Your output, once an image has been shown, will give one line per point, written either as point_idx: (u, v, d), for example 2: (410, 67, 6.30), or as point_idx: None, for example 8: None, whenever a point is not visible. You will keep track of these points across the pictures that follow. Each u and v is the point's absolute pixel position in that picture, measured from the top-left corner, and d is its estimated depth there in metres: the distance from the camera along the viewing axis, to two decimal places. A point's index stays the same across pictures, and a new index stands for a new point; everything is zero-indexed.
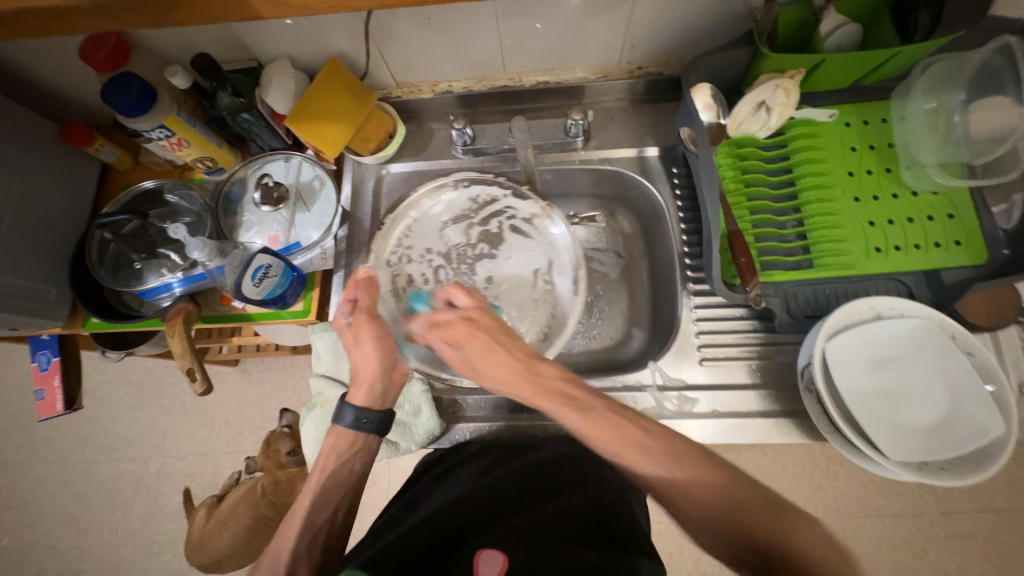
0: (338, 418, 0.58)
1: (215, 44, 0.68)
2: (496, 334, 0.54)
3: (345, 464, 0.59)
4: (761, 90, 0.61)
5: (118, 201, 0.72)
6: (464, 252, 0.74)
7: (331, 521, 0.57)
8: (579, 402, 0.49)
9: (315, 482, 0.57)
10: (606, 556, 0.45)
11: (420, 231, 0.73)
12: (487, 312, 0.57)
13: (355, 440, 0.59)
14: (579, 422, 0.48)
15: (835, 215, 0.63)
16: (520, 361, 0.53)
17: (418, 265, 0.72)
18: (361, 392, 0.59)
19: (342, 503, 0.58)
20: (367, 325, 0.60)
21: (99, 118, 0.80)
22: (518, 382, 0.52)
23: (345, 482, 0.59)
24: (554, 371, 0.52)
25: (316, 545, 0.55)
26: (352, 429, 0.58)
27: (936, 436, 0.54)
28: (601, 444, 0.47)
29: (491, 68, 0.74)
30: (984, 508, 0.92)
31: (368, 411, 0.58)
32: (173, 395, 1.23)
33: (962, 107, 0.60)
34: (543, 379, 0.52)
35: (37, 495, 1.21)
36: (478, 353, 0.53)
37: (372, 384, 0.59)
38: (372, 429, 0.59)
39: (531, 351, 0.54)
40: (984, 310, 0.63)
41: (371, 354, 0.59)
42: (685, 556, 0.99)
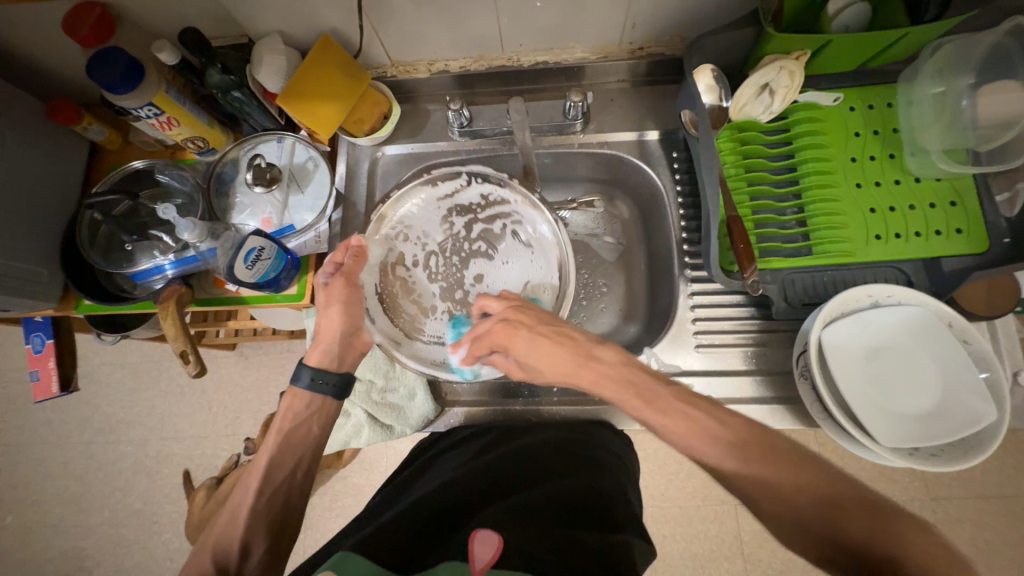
0: (294, 378, 0.60)
1: (202, 17, 0.66)
2: (538, 327, 0.54)
3: (304, 424, 0.60)
4: (765, 72, 0.59)
5: (108, 180, 0.71)
6: (458, 245, 0.71)
7: (291, 479, 0.58)
8: (642, 388, 0.47)
9: (273, 439, 0.58)
10: (601, 539, 0.46)
11: (422, 212, 0.70)
12: (522, 308, 0.57)
13: (312, 402, 0.60)
14: (647, 410, 0.46)
15: (836, 201, 0.63)
16: (573, 348, 0.52)
17: (412, 244, 0.69)
18: (317, 352, 0.61)
19: (302, 462, 0.60)
20: (341, 290, 0.61)
21: (85, 95, 0.78)
22: (578, 372, 0.51)
23: (301, 445, 0.60)
24: (613, 356, 0.50)
25: (276, 504, 0.56)
26: (308, 390, 0.60)
27: (927, 423, 0.55)
28: (663, 430, 0.44)
29: (488, 48, 0.72)
30: (973, 494, 0.94)
31: (324, 373, 0.60)
32: (170, 379, 1.24)
33: (970, 91, 0.58)
34: (602, 365, 0.50)
35: (37, 475, 1.22)
36: (527, 349, 0.53)
37: (329, 346, 0.60)
38: (331, 390, 0.60)
39: (583, 337, 0.53)
40: (982, 300, 0.62)
41: (335, 318, 0.60)
42: (678, 539, 1.01)
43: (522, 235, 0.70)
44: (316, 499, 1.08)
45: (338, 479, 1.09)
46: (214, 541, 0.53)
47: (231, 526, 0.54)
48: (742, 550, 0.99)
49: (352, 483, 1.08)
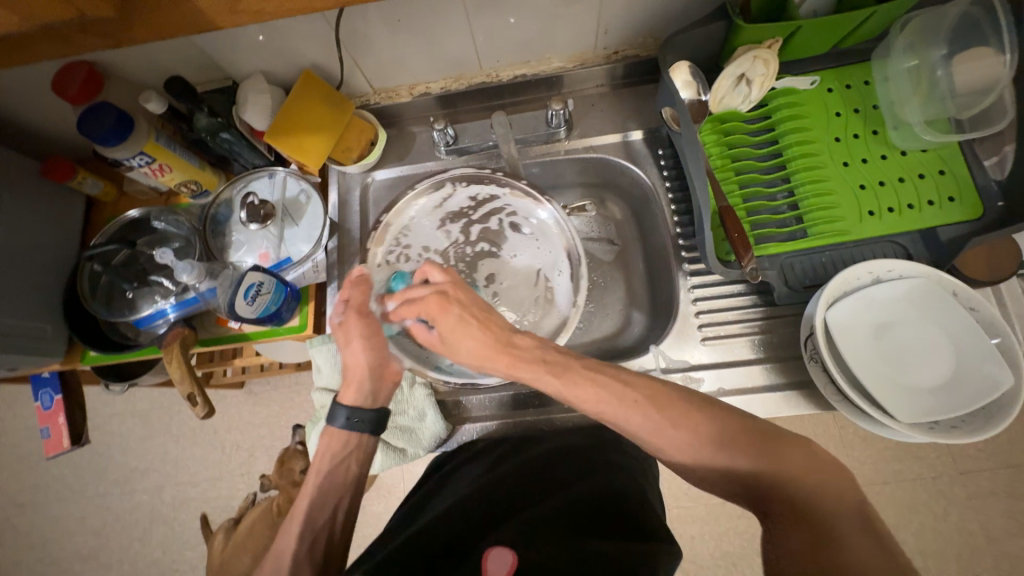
0: (330, 420, 0.60)
1: (187, 65, 0.68)
2: (470, 310, 0.56)
3: (342, 465, 0.59)
4: (739, 63, 0.61)
5: (105, 232, 0.72)
6: (462, 249, 0.74)
7: (333, 520, 0.58)
8: (555, 364, 0.52)
9: (312, 482, 0.58)
10: (620, 546, 0.45)
11: (416, 231, 0.72)
12: (460, 284, 0.58)
13: (348, 440, 0.60)
14: (556, 382, 0.51)
15: (826, 182, 0.63)
16: (492, 334, 0.54)
17: (416, 260, 0.72)
18: (351, 390, 0.60)
19: (342, 502, 0.59)
20: (356, 324, 0.60)
21: (78, 151, 0.80)
22: (493, 354, 0.54)
23: (342, 485, 0.59)
24: (528, 341, 0.54)
25: (319, 548, 0.56)
26: (345, 430, 0.59)
27: (943, 396, 0.54)
28: (581, 401, 0.50)
29: (467, 66, 0.73)
30: (1002, 464, 0.92)
31: (359, 410, 0.60)
32: (181, 423, 1.23)
33: (944, 62, 0.59)
34: (518, 351, 0.53)
35: (54, 534, 1.20)
36: (451, 326, 0.55)
37: (361, 383, 0.60)
38: (368, 428, 0.60)
39: (503, 323, 0.56)
40: (984, 265, 0.62)
41: (360, 354, 0.60)
42: (707, 538, 0.99)
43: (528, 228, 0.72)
44: None
45: None
46: None
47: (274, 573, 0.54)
48: None
49: (371, 512, 1.07)
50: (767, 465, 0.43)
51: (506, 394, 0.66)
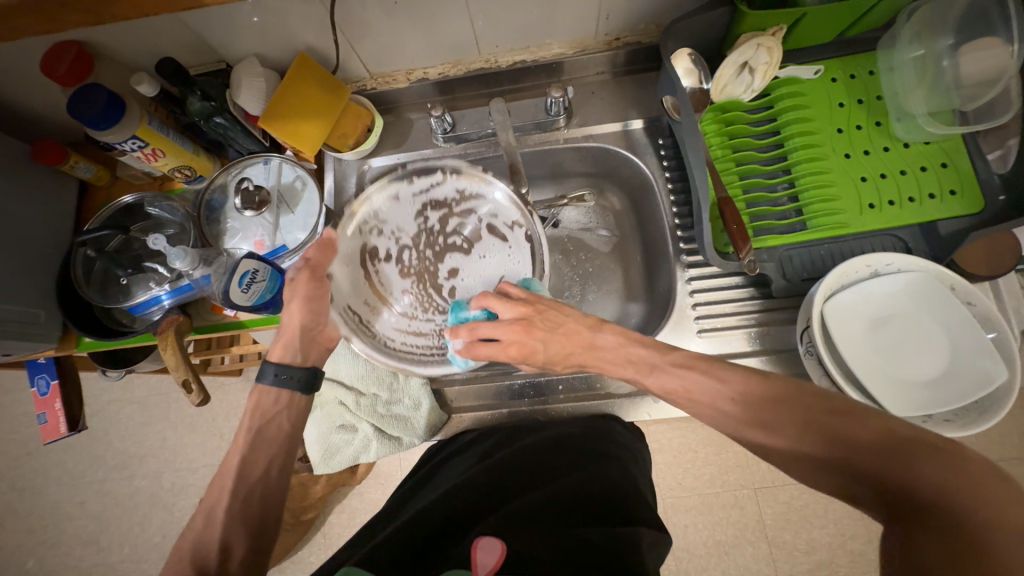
0: (258, 375, 0.57)
1: (180, 47, 0.66)
2: (546, 318, 0.53)
3: (272, 421, 0.56)
4: (743, 51, 0.59)
5: (99, 217, 0.71)
6: (433, 238, 0.69)
7: (264, 476, 0.54)
8: (643, 362, 0.50)
9: (242, 439, 0.55)
10: (606, 532, 0.46)
11: (398, 205, 0.68)
12: (534, 317, 0.52)
13: (279, 398, 0.58)
14: (647, 379, 0.49)
15: (826, 173, 0.62)
16: (583, 339, 0.52)
17: (387, 236, 0.68)
18: (280, 347, 0.58)
19: (276, 459, 0.56)
20: (305, 284, 0.58)
21: (71, 135, 0.78)
22: (582, 357, 0.52)
23: (276, 440, 0.56)
24: (613, 338, 0.52)
25: (253, 504, 0.53)
26: (273, 387, 0.57)
27: (936, 390, 0.54)
28: (676, 396, 0.48)
29: (465, 52, 0.72)
30: (995, 457, 0.93)
31: (288, 368, 0.58)
32: (179, 410, 1.24)
33: (950, 52, 0.58)
34: (603, 351, 0.52)
35: (55, 518, 1.22)
36: (548, 355, 0.52)
37: (293, 340, 0.58)
38: (296, 385, 0.57)
39: (583, 321, 0.53)
40: (983, 259, 0.62)
41: (297, 312, 0.58)
42: (701, 527, 1.00)
43: (496, 225, 0.67)
44: (333, 517, 1.08)
45: (354, 495, 1.08)
46: (192, 544, 0.51)
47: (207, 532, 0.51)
48: (766, 534, 0.98)
49: (369, 499, 1.08)
50: (889, 465, 0.35)
51: (501, 384, 0.66)
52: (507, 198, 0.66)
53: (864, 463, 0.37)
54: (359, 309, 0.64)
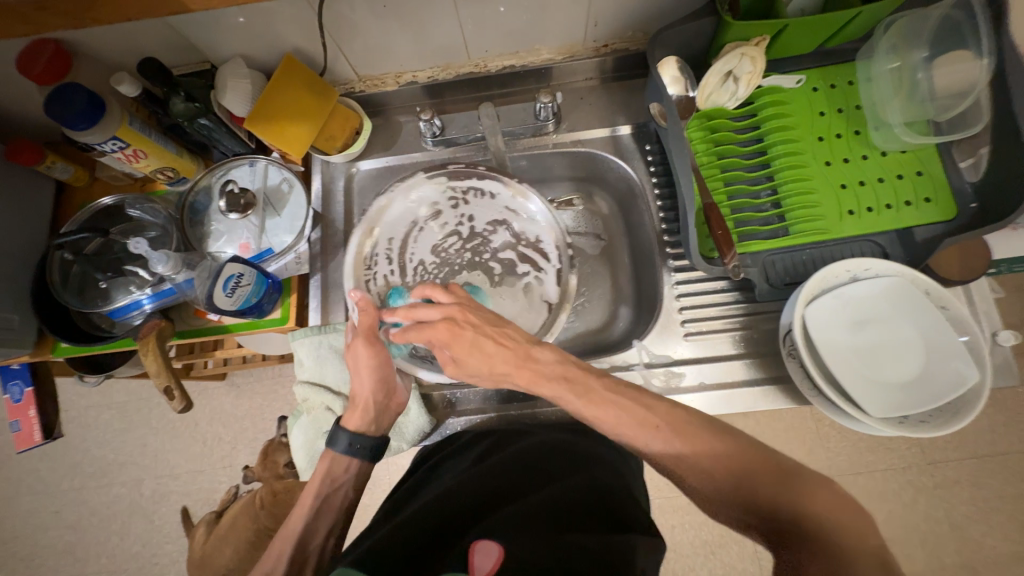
0: (332, 443, 0.60)
1: (163, 47, 0.65)
2: (482, 329, 0.55)
3: (339, 488, 0.61)
4: (726, 60, 0.60)
5: (77, 219, 0.69)
6: (477, 245, 0.72)
7: (324, 546, 0.60)
8: (578, 382, 0.52)
9: (309, 505, 0.59)
10: (603, 540, 0.46)
11: (488, 202, 0.71)
12: (468, 307, 0.56)
13: (349, 466, 0.61)
14: (581, 404, 0.51)
15: (808, 181, 0.64)
16: (513, 350, 0.54)
17: (446, 218, 0.71)
18: (356, 415, 0.60)
19: (335, 525, 0.61)
20: (364, 350, 0.58)
21: (47, 133, 0.76)
22: (515, 370, 0.54)
23: (336, 509, 0.61)
24: (550, 356, 0.54)
25: (307, 564, 0.58)
26: (346, 454, 0.60)
27: (913, 392, 0.56)
28: (594, 418, 0.51)
29: (454, 55, 0.72)
30: (968, 455, 0.96)
31: (361, 437, 0.60)
32: (160, 415, 1.21)
33: (924, 64, 0.61)
34: (539, 365, 0.54)
35: (28, 528, 1.18)
36: (466, 352, 0.54)
37: (367, 410, 0.60)
38: (367, 454, 0.61)
39: (523, 336, 0.56)
40: (956, 264, 0.64)
41: (367, 383, 0.58)
42: (688, 527, 1.01)
43: (534, 250, 0.70)
44: None
45: None
46: None
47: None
48: None
49: (356, 504, 1.07)
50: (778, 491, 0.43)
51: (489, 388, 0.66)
52: (545, 219, 0.69)
53: (763, 496, 0.43)
54: (380, 249, 0.69)
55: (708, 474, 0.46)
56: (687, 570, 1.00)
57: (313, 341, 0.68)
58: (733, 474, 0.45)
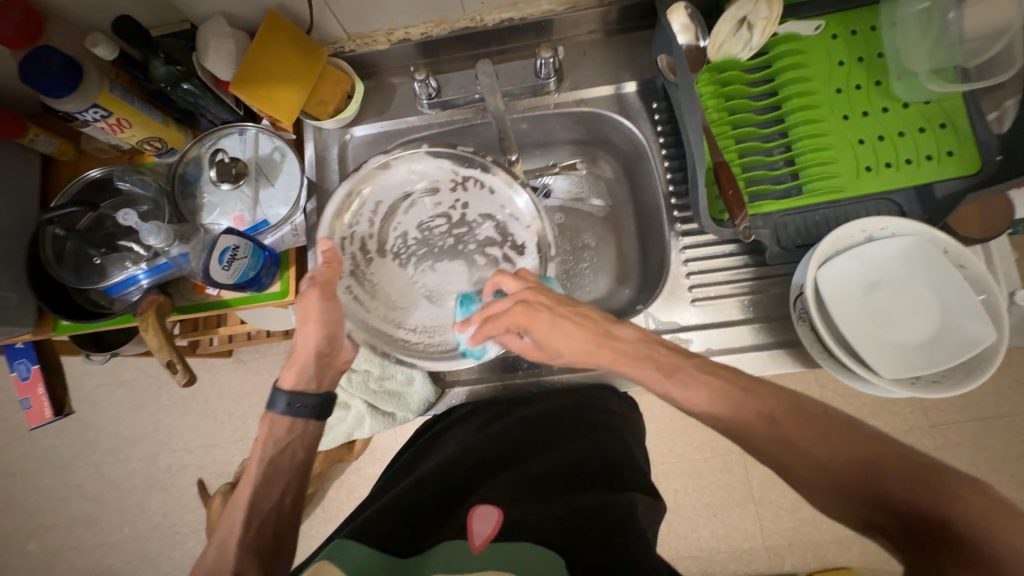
0: (270, 405, 0.58)
1: (138, 4, 0.62)
2: (558, 309, 0.52)
3: (288, 447, 0.58)
4: (742, 4, 0.57)
5: (66, 193, 0.67)
6: (466, 234, 0.70)
7: (280, 507, 0.57)
8: (664, 363, 0.49)
9: (255, 469, 0.56)
10: (601, 499, 0.47)
11: (486, 196, 0.68)
12: (541, 289, 0.54)
13: (292, 426, 0.59)
14: (669, 385, 0.48)
15: (824, 136, 0.60)
16: (592, 326, 0.52)
17: (441, 198, 0.69)
18: (292, 374, 0.59)
19: (290, 486, 0.58)
20: (316, 301, 0.57)
21: (27, 105, 0.73)
22: (595, 349, 0.51)
23: (289, 470, 0.58)
24: (630, 333, 0.52)
25: (263, 530, 0.54)
26: (286, 415, 0.58)
27: (927, 352, 0.55)
28: (696, 405, 0.46)
29: (449, 9, 0.67)
30: (971, 417, 0.96)
31: (301, 396, 0.58)
32: (170, 392, 1.22)
33: (956, 4, 0.57)
34: (620, 343, 0.51)
35: (51, 501, 1.21)
36: (550, 331, 0.51)
37: (304, 367, 0.58)
38: (309, 413, 0.58)
39: (601, 315, 0.53)
40: (976, 222, 0.61)
41: (312, 337, 0.57)
42: (692, 491, 1.03)
43: (516, 253, 0.67)
44: (332, 493, 1.09)
45: (352, 471, 1.09)
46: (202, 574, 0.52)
47: (219, 561, 0.52)
48: (753, 495, 1.01)
49: (367, 473, 1.09)
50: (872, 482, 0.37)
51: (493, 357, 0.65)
52: (529, 210, 0.66)
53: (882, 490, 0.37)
54: (365, 208, 0.67)
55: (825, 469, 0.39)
56: (690, 532, 1.02)
57: None
58: (854, 459, 0.38)
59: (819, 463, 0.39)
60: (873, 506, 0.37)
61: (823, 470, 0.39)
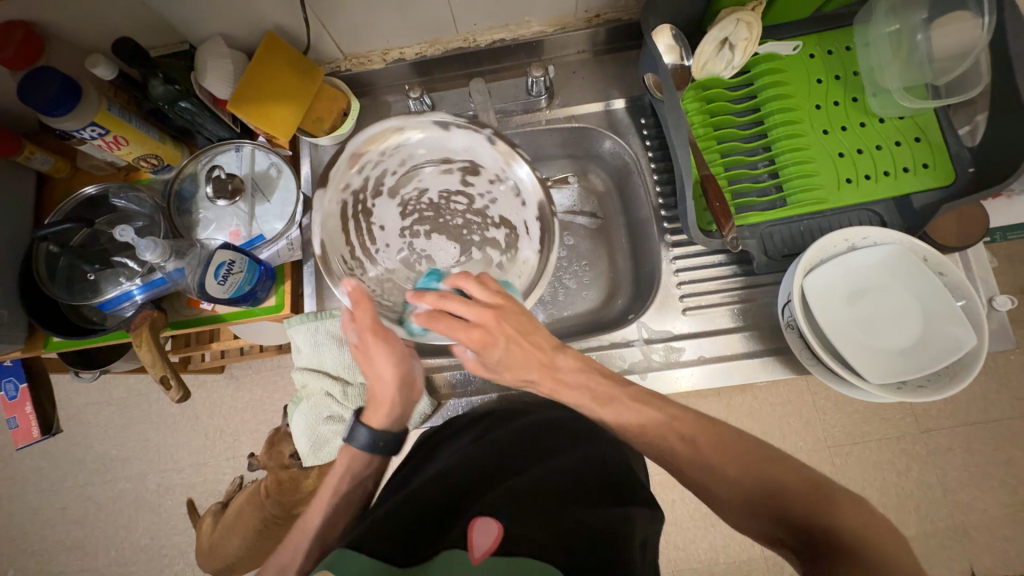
0: (351, 438, 0.61)
1: (137, 26, 0.63)
2: (517, 340, 0.54)
3: (359, 483, 0.61)
4: (723, 26, 0.60)
5: (60, 210, 0.67)
6: (472, 221, 0.71)
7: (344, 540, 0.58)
8: (601, 393, 0.54)
9: (326, 500, 0.59)
10: (604, 515, 0.47)
11: (515, 204, 0.66)
12: (503, 315, 0.55)
13: (370, 462, 0.62)
14: (603, 411, 0.54)
15: (806, 150, 0.63)
16: (543, 356, 0.55)
17: (477, 180, 0.67)
18: (379, 414, 0.61)
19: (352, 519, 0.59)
20: (375, 344, 0.58)
21: (25, 124, 0.74)
22: (539, 372, 0.56)
23: (354, 504, 0.60)
24: (572, 362, 0.56)
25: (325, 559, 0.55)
26: (367, 450, 0.61)
27: (912, 357, 0.56)
28: (629, 426, 0.53)
29: (443, 30, 0.69)
30: (961, 422, 0.97)
31: (384, 434, 0.61)
32: (161, 410, 1.21)
33: (923, 26, 0.60)
34: (563, 372, 0.55)
35: (35, 525, 1.18)
36: (503, 357, 0.55)
37: (391, 409, 0.61)
38: (385, 449, 0.61)
39: (552, 342, 0.56)
40: (954, 231, 0.63)
41: (387, 378, 0.59)
42: (688, 501, 1.03)
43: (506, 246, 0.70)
44: None
45: None
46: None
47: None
48: None
49: None
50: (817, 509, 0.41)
51: None
52: (530, 183, 0.63)
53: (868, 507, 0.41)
54: (396, 153, 0.64)
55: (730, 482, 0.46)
56: (687, 543, 1.02)
57: (308, 328, 0.67)
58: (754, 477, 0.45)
59: (733, 480, 0.46)
60: (776, 521, 0.43)
61: (732, 485, 0.46)
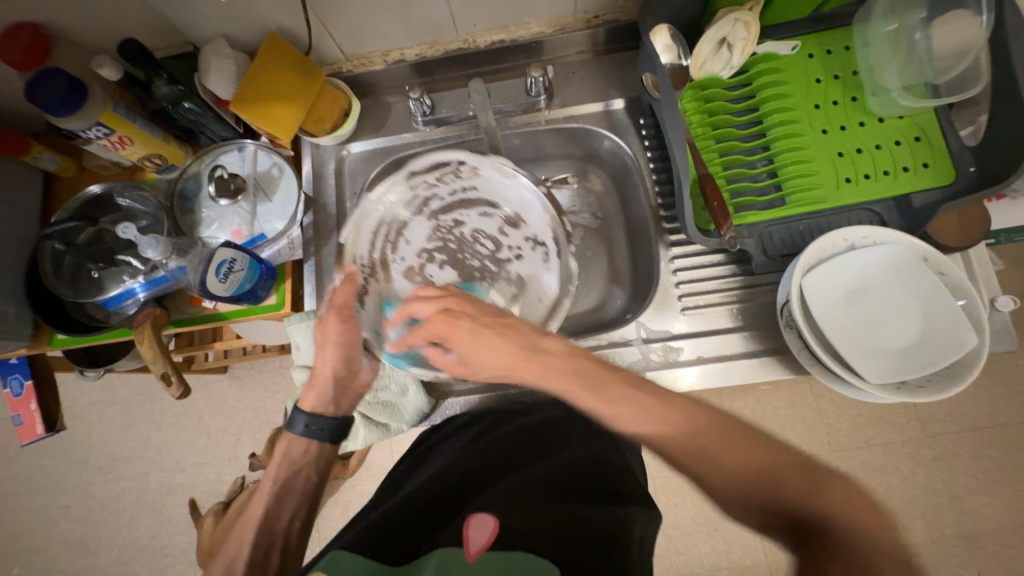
0: (291, 425, 0.61)
1: (142, 27, 0.64)
2: (481, 319, 0.53)
3: (300, 472, 0.61)
4: (721, 26, 0.60)
5: (67, 208, 0.68)
6: (489, 262, 0.72)
7: (290, 527, 0.60)
8: (590, 377, 0.48)
9: (269, 490, 0.59)
10: (597, 510, 0.48)
11: (536, 259, 0.70)
12: (461, 299, 0.56)
13: (308, 448, 0.61)
14: (599, 400, 0.46)
15: (805, 149, 0.63)
16: (516, 343, 0.51)
17: (513, 234, 0.71)
18: (312, 396, 0.61)
19: (300, 506, 0.61)
20: (334, 326, 0.59)
21: (33, 124, 0.75)
22: (523, 361, 0.51)
23: (300, 491, 0.61)
24: (557, 345, 0.51)
25: (271, 551, 0.58)
26: (303, 437, 0.61)
27: (911, 357, 0.56)
28: (620, 420, 0.45)
29: (443, 31, 0.70)
30: (968, 427, 0.96)
31: (318, 418, 0.61)
32: (164, 409, 1.22)
33: (923, 25, 0.60)
34: (548, 356, 0.50)
35: (39, 523, 1.19)
36: (469, 345, 0.52)
37: (323, 390, 0.61)
38: (326, 435, 0.61)
39: (528, 327, 0.53)
40: (954, 230, 0.63)
41: (330, 360, 0.60)
42: (690, 505, 1.02)
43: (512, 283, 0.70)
44: (327, 511, 1.08)
45: (347, 487, 1.08)
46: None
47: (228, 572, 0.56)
48: None
49: (362, 490, 1.08)
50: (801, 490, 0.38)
51: None
52: (542, 207, 0.68)
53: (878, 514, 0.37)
54: (460, 184, 0.69)
55: (724, 472, 0.40)
56: (689, 547, 1.01)
57: (308, 325, 0.68)
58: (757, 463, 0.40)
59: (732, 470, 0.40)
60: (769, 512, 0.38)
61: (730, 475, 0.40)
